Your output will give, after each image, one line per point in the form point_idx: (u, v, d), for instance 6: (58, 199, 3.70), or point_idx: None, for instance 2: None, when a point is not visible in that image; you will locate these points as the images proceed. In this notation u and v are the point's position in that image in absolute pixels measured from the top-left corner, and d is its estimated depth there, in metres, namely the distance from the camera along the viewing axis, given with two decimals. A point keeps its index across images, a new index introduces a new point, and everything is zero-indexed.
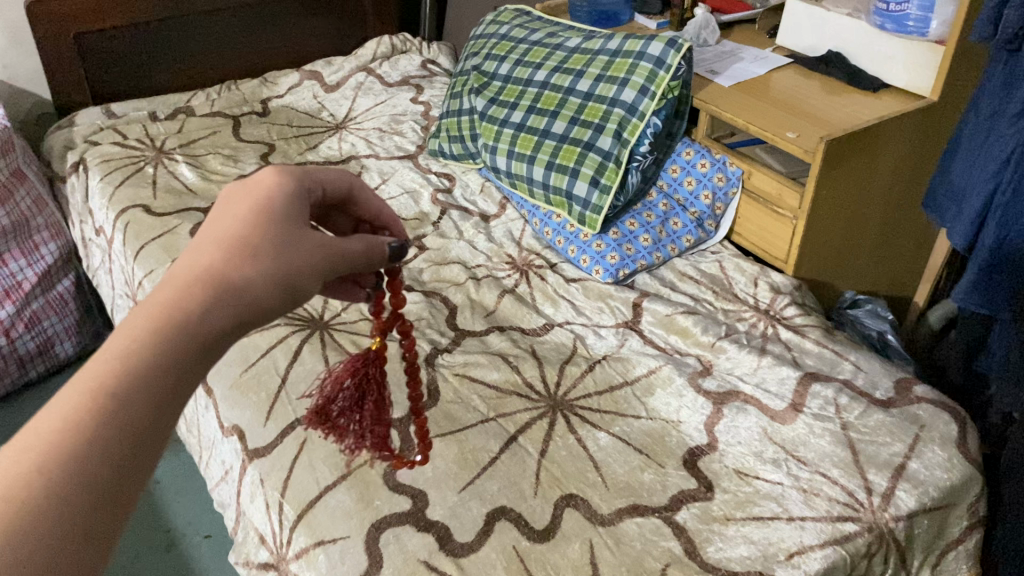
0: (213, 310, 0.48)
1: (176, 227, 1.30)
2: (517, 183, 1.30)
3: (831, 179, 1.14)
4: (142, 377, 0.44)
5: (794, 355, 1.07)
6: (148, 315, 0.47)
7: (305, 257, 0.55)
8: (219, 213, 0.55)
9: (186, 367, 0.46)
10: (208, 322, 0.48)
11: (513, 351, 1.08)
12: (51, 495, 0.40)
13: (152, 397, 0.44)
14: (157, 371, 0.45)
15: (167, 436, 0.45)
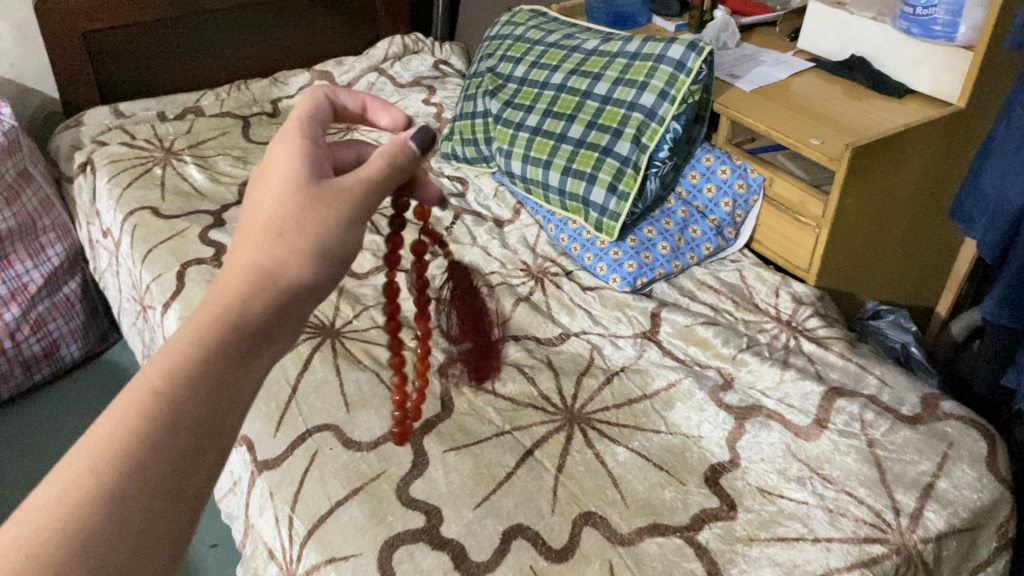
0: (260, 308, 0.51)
1: (184, 230, 1.28)
2: (532, 188, 1.27)
3: (856, 188, 1.11)
4: (186, 372, 0.47)
5: (818, 368, 1.04)
6: (192, 324, 0.49)
7: (331, 213, 0.55)
8: (248, 201, 0.57)
9: (231, 357, 0.49)
10: (254, 321, 0.51)
11: (529, 362, 1.06)
12: (106, 486, 0.42)
13: (198, 394, 0.47)
14: (200, 368, 0.47)
15: (227, 413, 0.47)
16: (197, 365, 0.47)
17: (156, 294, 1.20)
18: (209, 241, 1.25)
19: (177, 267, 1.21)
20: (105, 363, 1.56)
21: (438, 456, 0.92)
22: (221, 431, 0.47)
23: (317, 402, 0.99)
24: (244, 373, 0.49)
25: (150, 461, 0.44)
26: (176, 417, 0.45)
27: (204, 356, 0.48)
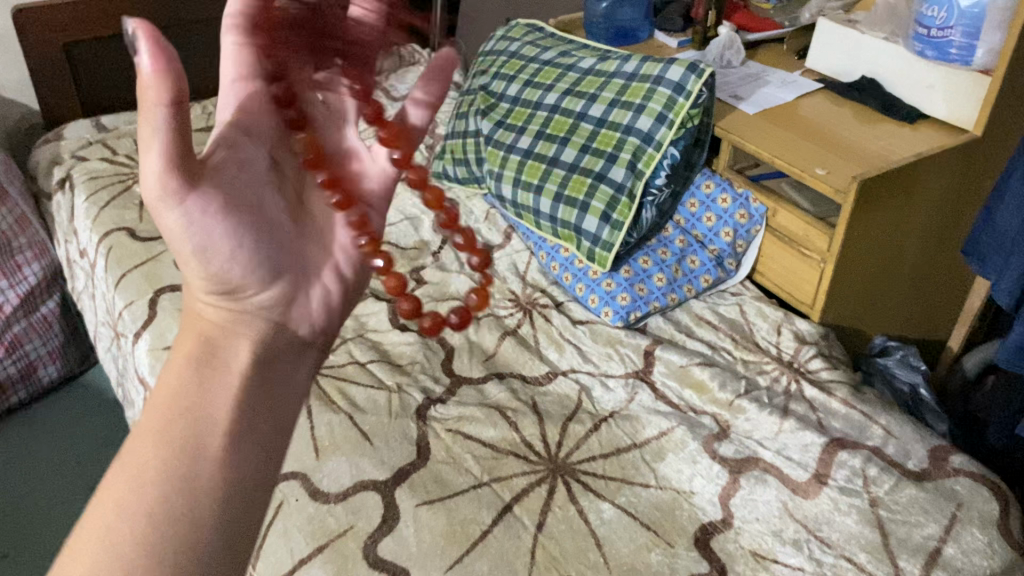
0: (198, 343, 0.58)
1: (161, 254, 1.22)
2: (522, 213, 1.21)
3: (863, 222, 1.05)
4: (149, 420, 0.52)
5: (820, 416, 0.98)
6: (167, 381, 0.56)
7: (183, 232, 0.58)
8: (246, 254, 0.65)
9: (184, 399, 0.53)
10: (195, 351, 0.57)
11: (512, 405, 1.00)
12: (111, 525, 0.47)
13: (157, 436, 0.51)
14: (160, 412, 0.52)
15: (182, 435, 0.51)
16: (153, 414, 0.52)
17: (127, 322, 1.15)
18: None
19: (150, 294, 1.16)
20: (84, 385, 1.52)
21: (410, 511, 0.86)
22: (183, 449, 0.51)
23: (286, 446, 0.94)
24: (201, 401, 0.53)
25: (131, 497, 0.48)
26: (164, 457, 0.50)
27: (159, 405, 0.53)
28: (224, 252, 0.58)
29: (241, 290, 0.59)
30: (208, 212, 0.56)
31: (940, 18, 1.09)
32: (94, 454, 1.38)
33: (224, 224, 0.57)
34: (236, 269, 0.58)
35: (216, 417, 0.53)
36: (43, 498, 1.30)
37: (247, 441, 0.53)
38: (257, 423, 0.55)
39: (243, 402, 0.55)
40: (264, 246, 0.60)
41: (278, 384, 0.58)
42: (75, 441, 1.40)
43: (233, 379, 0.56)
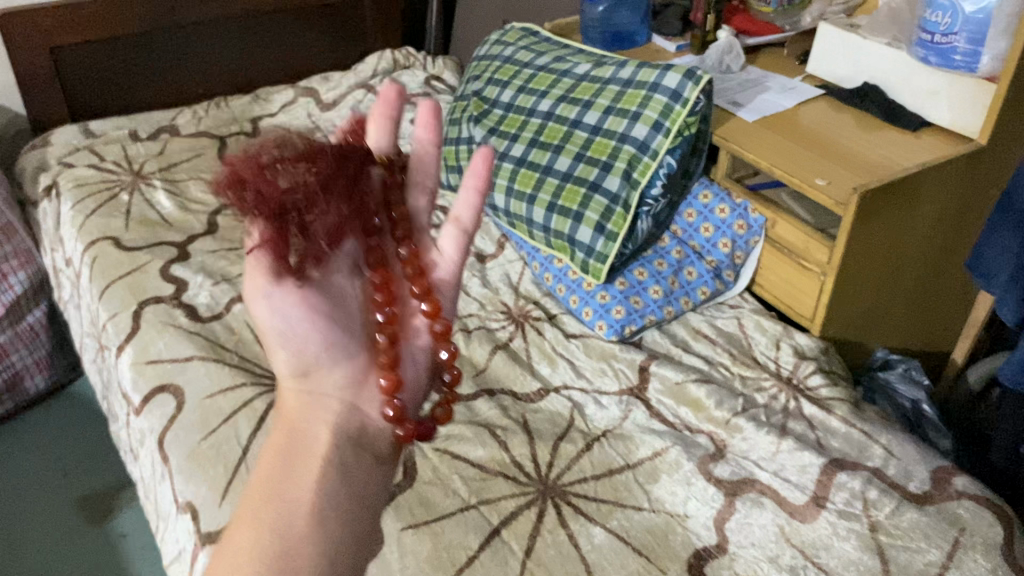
0: (286, 434, 0.62)
1: (146, 264, 1.20)
2: (515, 223, 1.18)
3: (865, 234, 1.02)
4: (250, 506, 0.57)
5: (819, 435, 0.95)
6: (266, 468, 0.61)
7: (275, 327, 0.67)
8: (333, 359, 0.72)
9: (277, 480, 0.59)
10: (284, 443, 0.61)
11: (502, 423, 0.97)
12: None
13: (257, 517, 0.56)
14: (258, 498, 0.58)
15: (280, 512, 0.56)
16: (252, 500, 0.58)
17: (110, 334, 1.13)
18: (171, 277, 1.18)
19: (134, 306, 1.14)
20: (72, 395, 1.49)
21: (395, 535, 0.83)
22: (280, 522, 0.56)
23: None
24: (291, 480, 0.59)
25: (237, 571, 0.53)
26: (264, 532, 0.55)
27: (257, 492, 0.58)
28: (308, 340, 0.67)
29: (316, 370, 0.67)
30: (291, 304, 0.65)
31: (945, 23, 1.06)
32: (81, 466, 1.35)
33: (305, 318, 0.66)
34: (318, 354, 0.67)
35: (302, 499, 0.57)
36: (28, 512, 1.28)
37: (331, 516, 0.57)
38: (342, 498, 0.59)
39: (326, 481, 0.59)
40: (343, 339, 0.69)
41: (359, 464, 0.62)
42: (62, 453, 1.38)
43: (314, 462, 0.60)
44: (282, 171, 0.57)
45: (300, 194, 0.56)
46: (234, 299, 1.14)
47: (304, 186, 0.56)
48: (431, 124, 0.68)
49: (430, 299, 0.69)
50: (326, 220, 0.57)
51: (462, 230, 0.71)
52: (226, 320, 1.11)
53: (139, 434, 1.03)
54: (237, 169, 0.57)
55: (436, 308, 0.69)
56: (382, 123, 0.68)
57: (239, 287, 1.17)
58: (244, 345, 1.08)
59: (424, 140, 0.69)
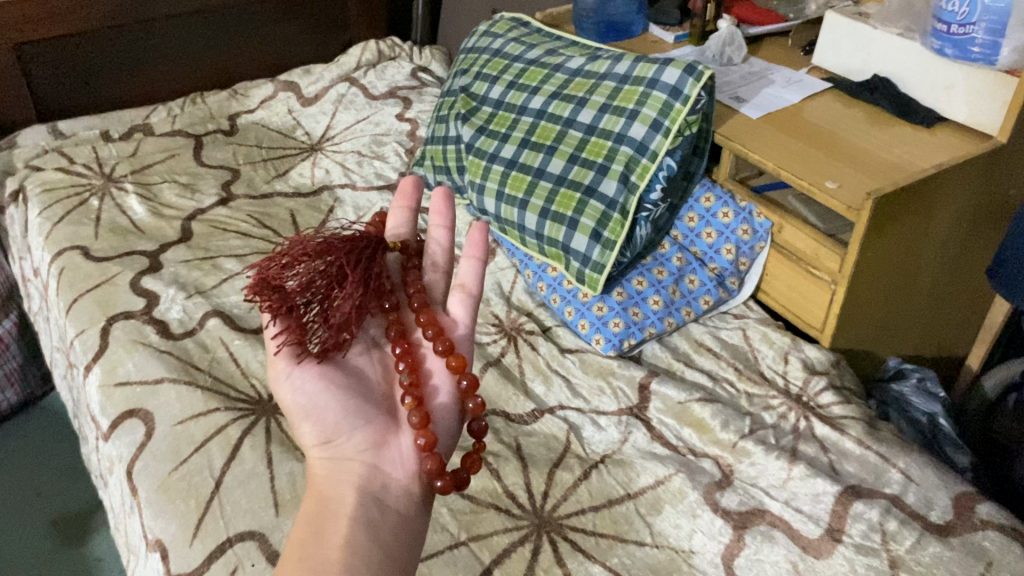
0: (316, 500, 0.71)
1: (115, 276, 1.13)
2: (506, 229, 1.11)
3: (879, 239, 0.95)
4: (292, 555, 0.66)
5: (832, 459, 0.89)
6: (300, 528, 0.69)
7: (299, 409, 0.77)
8: None
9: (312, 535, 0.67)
10: (315, 509, 0.70)
11: (495, 449, 0.91)
12: None
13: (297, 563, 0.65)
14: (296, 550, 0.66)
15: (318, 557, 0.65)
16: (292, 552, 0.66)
17: (78, 353, 1.06)
18: (142, 289, 1.11)
19: (103, 322, 1.07)
20: (47, 409, 1.43)
21: None
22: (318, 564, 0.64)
23: (242, 501, 0.85)
24: (324, 535, 0.67)
25: None
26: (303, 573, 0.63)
27: (295, 545, 0.67)
28: (329, 412, 0.76)
29: (336, 438, 0.75)
30: (312, 380, 0.77)
31: (962, 14, 0.99)
32: (56, 485, 1.29)
33: (325, 390, 0.77)
34: (339, 422, 0.76)
35: (331, 555, 0.65)
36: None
37: (359, 567, 0.65)
38: (368, 551, 0.67)
39: (354, 538, 0.67)
40: (361, 406, 0.77)
41: (383, 520, 0.71)
42: (35, 471, 1.31)
43: (342, 522, 0.68)
44: (302, 267, 0.74)
45: (321, 284, 0.73)
46: (207, 313, 1.07)
47: (323, 279, 0.73)
48: (444, 210, 0.87)
49: (453, 356, 0.80)
50: (342, 303, 0.73)
51: (467, 295, 0.85)
52: (199, 337, 1.05)
53: (107, 462, 0.96)
54: (263, 275, 0.75)
55: (458, 365, 0.80)
56: (401, 212, 0.90)
57: (213, 300, 1.10)
58: (218, 365, 1.01)
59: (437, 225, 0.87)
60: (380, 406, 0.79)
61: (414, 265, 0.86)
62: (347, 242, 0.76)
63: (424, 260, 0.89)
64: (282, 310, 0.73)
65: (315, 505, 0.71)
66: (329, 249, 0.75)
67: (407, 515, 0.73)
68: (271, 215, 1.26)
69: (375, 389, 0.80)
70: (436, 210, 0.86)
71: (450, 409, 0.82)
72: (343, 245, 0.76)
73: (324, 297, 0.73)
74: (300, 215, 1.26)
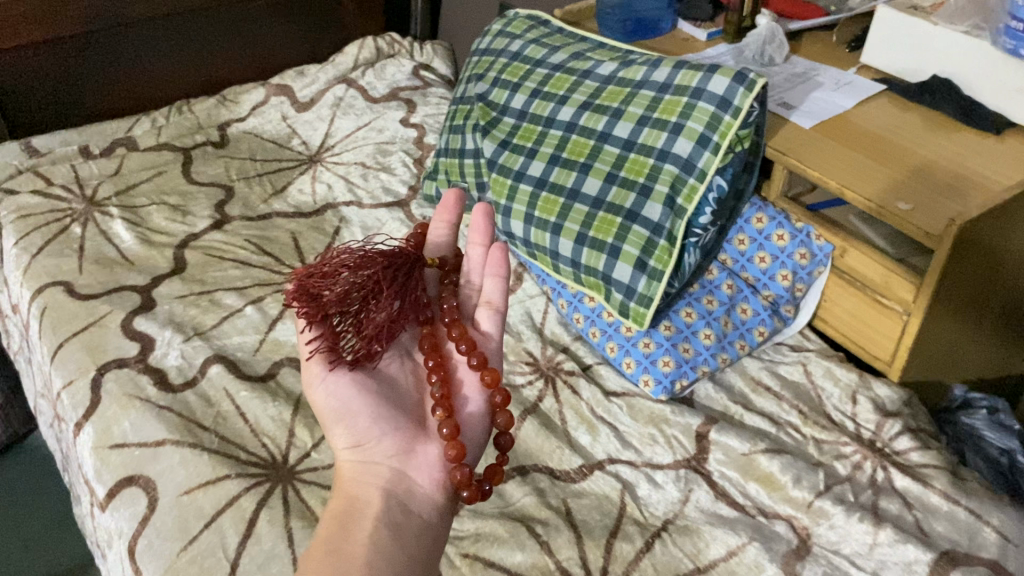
0: (343, 498, 0.67)
1: (104, 317, 1.02)
2: (537, 254, 1.01)
3: (960, 267, 0.86)
4: (315, 549, 0.62)
5: (919, 517, 0.80)
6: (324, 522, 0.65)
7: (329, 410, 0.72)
8: None
9: (338, 531, 0.63)
10: (341, 508, 0.66)
11: (542, 515, 0.81)
12: None
13: (322, 556, 0.61)
14: (321, 542, 0.63)
15: (343, 554, 0.61)
16: (316, 545, 0.62)
17: (65, 407, 0.95)
18: (134, 332, 1.00)
19: (93, 371, 0.96)
20: (32, 449, 1.32)
21: None
22: (344, 561, 0.60)
23: None
24: (350, 533, 0.63)
25: None
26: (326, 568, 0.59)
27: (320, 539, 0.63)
28: (360, 416, 0.71)
29: (366, 442, 0.70)
30: (346, 385, 0.71)
31: None
32: (44, 536, 1.18)
33: (358, 395, 0.71)
34: (369, 427, 0.70)
35: (355, 551, 0.61)
36: None
37: (383, 566, 0.61)
38: (394, 553, 0.63)
39: (379, 538, 0.63)
40: (391, 411, 0.72)
41: (409, 523, 0.66)
42: (19, 522, 1.20)
43: (367, 521, 0.64)
44: (342, 277, 0.69)
45: (356, 297, 0.69)
46: (209, 359, 0.97)
47: (359, 291, 0.69)
48: (484, 225, 0.76)
49: (487, 371, 0.74)
50: (376, 316, 0.69)
51: (496, 310, 0.77)
52: (201, 387, 0.94)
53: (104, 536, 0.86)
54: (303, 281, 0.71)
55: (493, 380, 0.74)
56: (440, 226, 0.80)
57: (214, 343, 0.99)
58: (225, 421, 0.91)
59: (476, 243, 0.79)
60: (410, 414, 0.73)
61: (452, 281, 0.80)
62: (387, 254, 0.72)
63: (461, 275, 0.81)
64: (317, 318, 0.69)
65: (342, 504, 0.67)
66: (367, 261, 0.70)
67: (431, 521, 0.68)
68: (272, 239, 1.15)
69: (407, 398, 0.75)
70: (477, 226, 0.76)
71: (479, 421, 0.75)
72: (382, 257, 0.72)
73: (361, 307, 0.69)
74: (302, 238, 1.15)
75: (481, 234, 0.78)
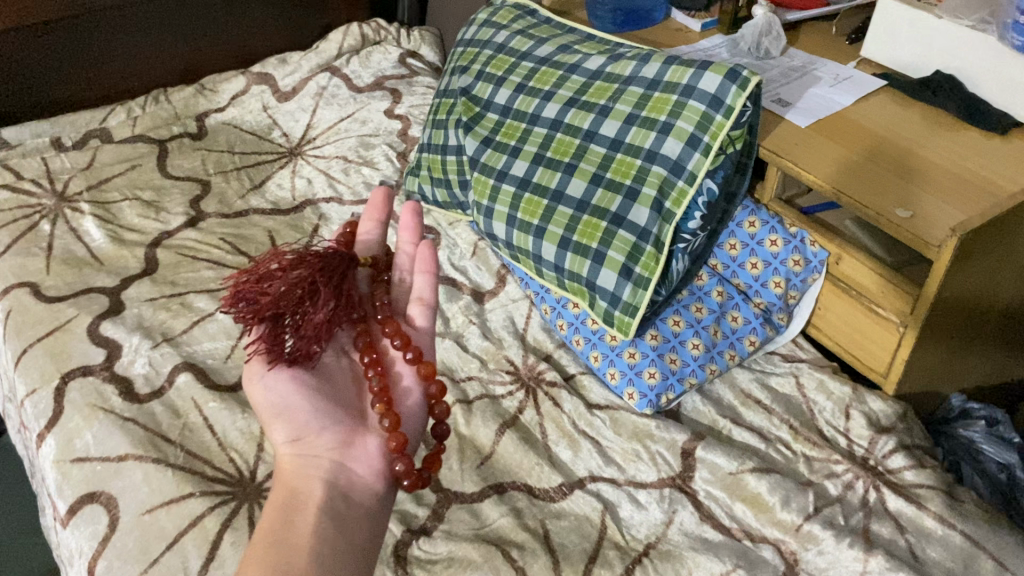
0: (284, 490, 0.66)
1: (70, 321, 0.98)
2: (519, 257, 0.97)
3: (960, 278, 0.81)
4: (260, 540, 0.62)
5: (912, 541, 0.76)
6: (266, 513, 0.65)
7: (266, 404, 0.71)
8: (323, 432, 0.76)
9: (281, 523, 0.63)
10: (283, 500, 0.65)
11: (518, 538, 0.77)
12: None
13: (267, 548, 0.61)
14: (265, 534, 0.62)
15: (290, 546, 0.61)
16: (261, 537, 0.62)
17: (28, 416, 0.92)
18: (101, 338, 0.96)
19: (56, 380, 0.92)
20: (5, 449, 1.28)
21: None
22: (291, 552, 0.60)
23: None
24: (294, 524, 0.63)
25: None
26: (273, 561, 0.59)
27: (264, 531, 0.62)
28: (301, 411, 0.71)
29: (307, 436, 0.70)
30: (286, 382, 0.71)
31: None
32: (14, 542, 1.15)
33: (297, 391, 0.71)
34: (308, 421, 0.70)
35: (300, 542, 0.61)
36: None
37: (329, 557, 0.61)
38: (339, 544, 0.63)
39: (324, 528, 0.63)
40: (330, 406, 0.72)
41: (351, 513, 0.66)
42: None
43: (310, 512, 0.64)
44: (277, 279, 0.66)
45: (292, 299, 0.65)
46: (177, 368, 0.93)
47: (294, 293, 0.65)
48: (414, 225, 0.78)
49: (423, 364, 0.74)
50: (314, 317, 0.66)
51: (426, 305, 0.77)
52: (169, 398, 0.91)
53: (65, 554, 0.82)
54: (239, 288, 0.67)
55: (428, 372, 0.74)
56: (370, 225, 0.79)
57: (183, 349, 0.96)
58: (191, 434, 0.87)
59: (406, 242, 0.79)
60: (349, 408, 0.73)
61: (384, 279, 0.79)
62: (322, 255, 0.68)
63: (394, 272, 0.80)
64: (255, 320, 0.67)
65: (284, 494, 0.66)
66: (299, 261, 0.67)
67: (373, 509, 0.69)
68: (247, 238, 1.11)
69: (348, 394, 0.74)
70: (405, 225, 0.78)
71: (418, 412, 0.75)
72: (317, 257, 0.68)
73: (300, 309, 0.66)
74: (279, 236, 1.11)
75: (411, 231, 0.78)
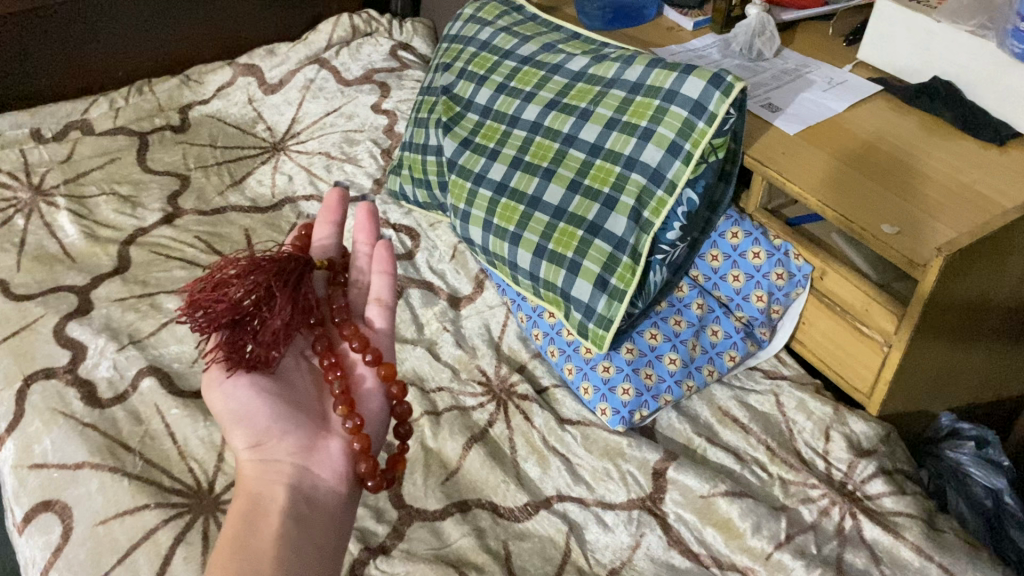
0: (245, 497, 0.64)
1: (36, 321, 0.96)
2: (495, 263, 0.94)
3: (945, 299, 0.77)
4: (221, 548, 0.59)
5: (887, 572, 0.73)
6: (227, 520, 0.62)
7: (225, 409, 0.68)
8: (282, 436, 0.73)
9: (243, 530, 0.60)
10: (244, 506, 0.63)
11: (477, 559, 0.75)
12: None
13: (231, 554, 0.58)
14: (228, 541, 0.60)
15: (254, 552, 0.58)
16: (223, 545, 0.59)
17: None
18: (67, 339, 0.94)
19: (18, 383, 0.90)
20: None
21: None
22: (254, 558, 0.58)
23: None
24: (256, 530, 0.60)
25: None
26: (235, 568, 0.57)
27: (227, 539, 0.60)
28: (260, 415, 0.67)
29: (268, 441, 0.67)
30: (244, 389, 0.67)
31: None
32: None
33: (259, 397, 0.67)
34: (268, 426, 0.67)
35: (264, 548, 0.59)
36: None
37: (294, 562, 0.59)
38: (304, 549, 0.61)
39: (288, 533, 0.61)
40: (292, 410, 0.69)
41: (314, 517, 0.64)
42: None
43: (273, 517, 0.62)
44: (232, 285, 0.64)
45: (248, 303, 0.63)
46: (142, 371, 0.91)
47: (250, 297, 0.63)
48: (369, 228, 0.77)
49: (383, 366, 0.72)
50: (272, 322, 0.64)
51: (384, 305, 0.75)
52: (131, 403, 0.89)
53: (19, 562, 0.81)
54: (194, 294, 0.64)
55: (389, 374, 0.72)
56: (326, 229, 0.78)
57: (149, 353, 0.94)
58: (151, 443, 0.85)
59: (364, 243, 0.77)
60: (309, 411, 0.70)
61: (342, 281, 0.77)
62: (277, 259, 0.66)
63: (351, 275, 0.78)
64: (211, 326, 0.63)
65: (245, 501, 0.63)
66: (254, 267, 0.65)
67: (336, 513, 0.67)
68: (223, 236, 1.09)
69: (308, 398, 0.71)
70: (361, 227, 0.77)
71: (380, 415, 0.73)
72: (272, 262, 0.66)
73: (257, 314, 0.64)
74: (255, 235, 1.09)
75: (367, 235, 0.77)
